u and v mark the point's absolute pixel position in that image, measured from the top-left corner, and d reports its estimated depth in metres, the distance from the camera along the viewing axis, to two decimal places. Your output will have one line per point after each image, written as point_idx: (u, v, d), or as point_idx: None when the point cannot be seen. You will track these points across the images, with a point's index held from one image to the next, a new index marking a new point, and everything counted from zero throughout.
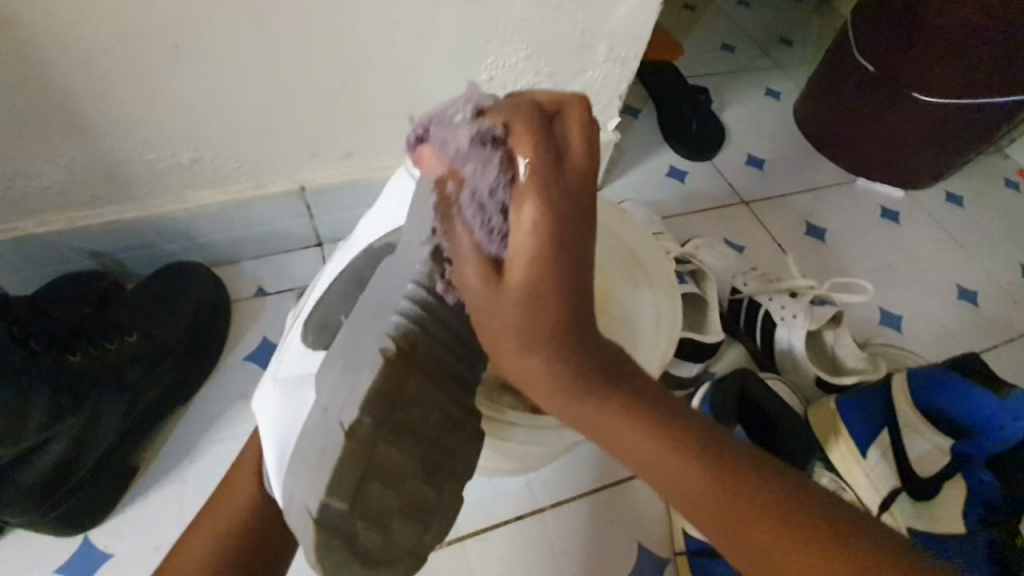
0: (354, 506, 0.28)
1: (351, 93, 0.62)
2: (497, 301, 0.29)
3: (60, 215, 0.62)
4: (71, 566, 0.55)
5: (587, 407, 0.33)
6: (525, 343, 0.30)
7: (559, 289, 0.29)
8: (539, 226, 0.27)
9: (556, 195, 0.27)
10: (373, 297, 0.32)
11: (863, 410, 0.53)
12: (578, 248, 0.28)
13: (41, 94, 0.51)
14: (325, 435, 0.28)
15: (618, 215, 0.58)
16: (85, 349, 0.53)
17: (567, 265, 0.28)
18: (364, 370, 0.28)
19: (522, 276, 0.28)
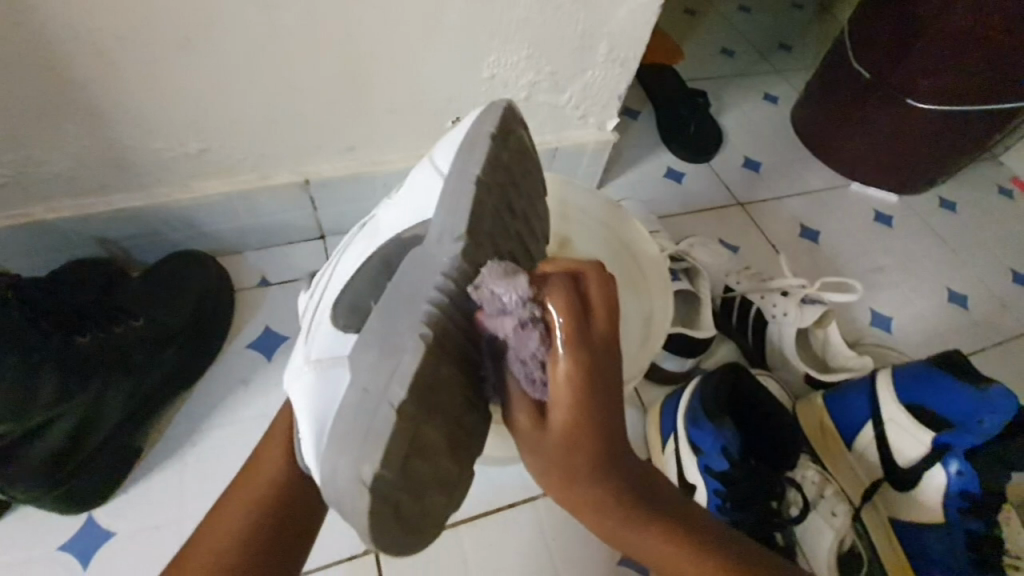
0: (402, 480, 0.28)
1: (356, 88, 0.63)
2: (540, 440, 0.34)
3: (70, 202, 0.63)
4: (75, 543, 0.56)
5: (628, 537, 0.37)
6: (562, 475, 0.34)
7: (600, 433, 0.33)
8: (576, 379, 0.32)
9: (587, 344, 0.32)
10: (403, 284, 0.33)
11: (848, 408, 0.57)
12: (609, 390, 0.33)
13: (55, 82, 0.52)
14: (362, 413, 0.28)
15: (615, 212, 0.59)
16: (94, 331, 0.54)
17: (600, 407, 0.33)
18: (408, 353, 0.28)
19: (561, 423, 0.33)
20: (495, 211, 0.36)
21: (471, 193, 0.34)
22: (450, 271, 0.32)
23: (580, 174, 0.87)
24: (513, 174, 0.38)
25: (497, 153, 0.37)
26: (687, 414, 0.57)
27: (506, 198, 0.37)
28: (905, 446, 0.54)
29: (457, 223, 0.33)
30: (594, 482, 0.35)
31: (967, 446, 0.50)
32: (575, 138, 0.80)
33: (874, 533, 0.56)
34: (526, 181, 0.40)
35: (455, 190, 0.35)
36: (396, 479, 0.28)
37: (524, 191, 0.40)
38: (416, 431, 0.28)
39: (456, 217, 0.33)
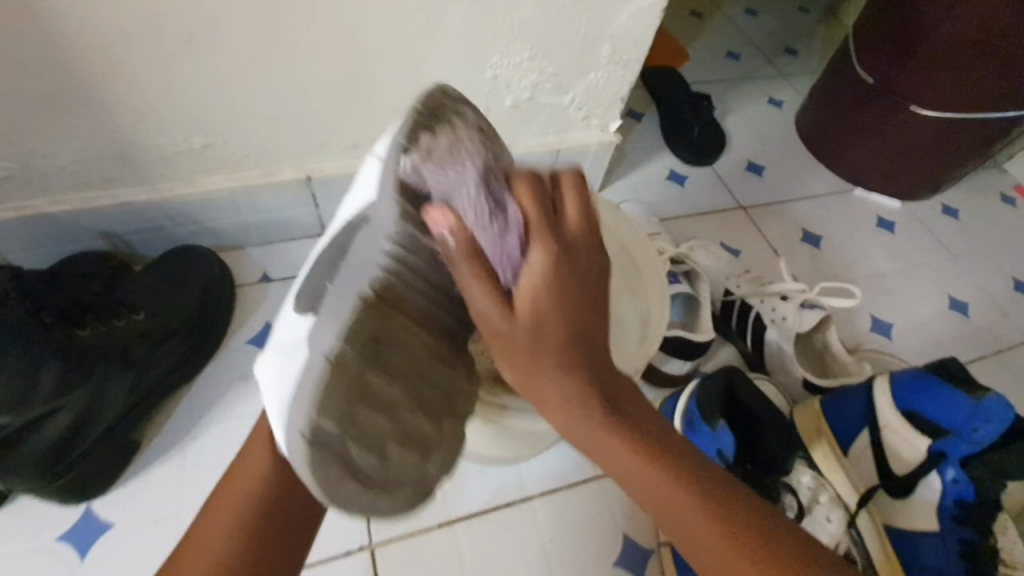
0: (347, 430, 0.30)
1: (358, 86, 0.64)
2: (513, 329, 0.34)
3: (74, 195, 0.64)
4: (74, 533, 0.57)
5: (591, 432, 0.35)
6: (532, 357, 0.35)
7: (562, 309, 0.35)
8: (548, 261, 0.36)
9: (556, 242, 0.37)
10: (350, 257, 0.33)
11: (843, 417, 0.58)
12: (566, 294, 0.36)
13: (60, 76, 0.53)
14: (308, 363, 0.29)
15: (620, 216, 0.61)
16: (95, 325, 0.55)
17: (575, 279, 0.36)
18: (344, 311, 0.30)
19: (542, 282, 0.35)
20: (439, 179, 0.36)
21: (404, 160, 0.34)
22: (394, 236, 0.33)
23: (583, 175, 0.87)
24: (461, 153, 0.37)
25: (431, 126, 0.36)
26: (684, 415, 0.58)
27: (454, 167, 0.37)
28: (904, 454, 0.55)
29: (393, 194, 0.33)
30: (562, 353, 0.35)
31: (963, 454, 0.52)
32: (577, 139, 0.80)
33: (872, 543, 0.54)
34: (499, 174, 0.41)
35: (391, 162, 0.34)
36: (337, 429, 0.29)
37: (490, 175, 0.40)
38: (363, 379, 0.30)
39: (393, 187, 0.34)
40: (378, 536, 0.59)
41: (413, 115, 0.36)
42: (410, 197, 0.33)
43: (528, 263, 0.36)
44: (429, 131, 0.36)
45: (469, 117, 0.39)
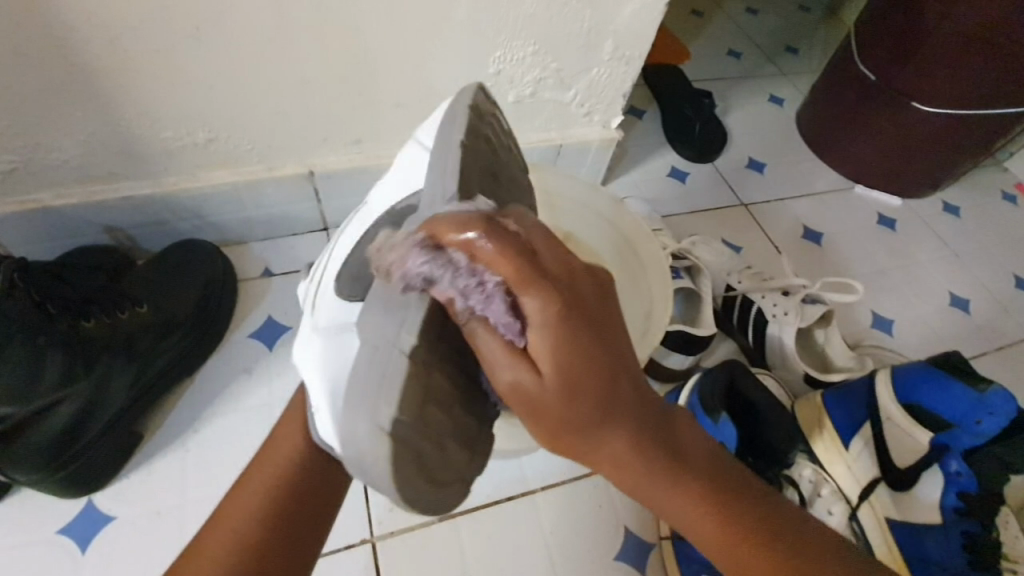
0: (420, 424, 0.29)
1: (361, 82, 0.64)
2: (542, 389, 0.31)
3: (78, 189, 0.64)
4: (77, 526, 0.57)
5: (629, 468, 0.34)
6: (565, 416, 0.32)
7: (585, 358, 0.31)
8: (547, 315, 0.30)
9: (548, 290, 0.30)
10: (399, 250, 0.33)
11: (845, 407, 0.57)
12: (585, 336, 0.31)
13: (66, 69, 0.53)
14: (381, 359, 0.28)
15: (620, 210, 0.61)
16: (99, 316, 0.55)
17: (591, 330, 0.31)
18: (415, 304, 0.30)
19: (559, 349, 0.30)
20: (484, 176, 0.35)
21: (459, 155, 0.33)
22: (446, 227, 0.31)
23: (585, 171, 0.87)
24: (496, 151, 0.38)
25: (480, 125, 0.36)
26: (686, 409, 0.58)
27: (495, 166, 0.37)
28: (906, 446, 0.56)
29: (450, 185, 0.32)
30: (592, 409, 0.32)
31: (965, 446, 0.54)
32: (579, 135, 0.80)
33: (873, 535, 0.53)
34: (520, 180, 0.42)
35: (445, 156, 0.34)
36: (412, 420, 0.28)
37: (515, 179, 0.41)
38: (429, 372, 0.29)
39: (448, 180, 0.33)
40: (380, 530, 0.59)
41: (467, 112, 0.35)
42: (466, 193, 0.33)
43: (533, 327, 0.30)
44: (478, 128, 0.36)
45: (500, 120, 0.40)
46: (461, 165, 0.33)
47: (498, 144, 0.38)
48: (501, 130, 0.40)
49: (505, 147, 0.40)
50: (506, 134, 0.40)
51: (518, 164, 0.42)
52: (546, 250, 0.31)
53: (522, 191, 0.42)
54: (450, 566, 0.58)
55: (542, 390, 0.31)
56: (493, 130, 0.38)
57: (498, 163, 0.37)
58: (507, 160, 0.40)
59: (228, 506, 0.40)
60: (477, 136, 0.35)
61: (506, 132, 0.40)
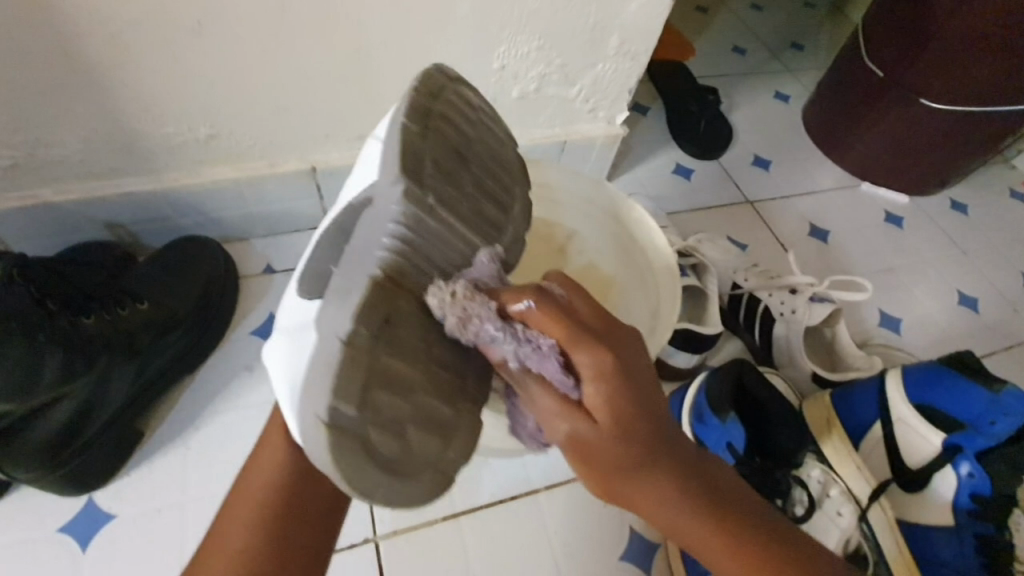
0: (364, 414, 0.29)
1: (363, 77, 0.63)
2: (597, 438, 0.33)
3: (78, 185, 0.63)
4: (77, 524, 0.56)
5: (692, 535, 0.34)
6: (619, 466, 0.33)
7: (637, 413, 0.33)
8: (600, 372, 0.32)
9: (598, 347, 0.33)
10: (357, 239, 0.33)
11: (856, 409, 0.58)
12: (634, 389, 0.33)
13: (66, 64, 0.52)
14: (323, 348, 0.29)
15: (609, 200, 0.60)
16: (99, 314, 0.54)
17: (636, 380, 0.34)
18: (354, 291, 0.30)
19: (608, 399, 0.33)
20: (441, 157, 0.34)
21: (401, 138, 0.33)
22: (398, 218, 0.32)
23: (589, 168, 0.86)
24: (461, 130, 0.36)
25: (430, 105, 0.35)
26: (693, 409, 0.58)
27: (458, 145, 0.35)
28: (918, 447, 0.54)
29: (392, 170, 0.32)
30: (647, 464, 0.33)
31: (978, 448, 0.51)
32: (583, 132, 0.79)
33: (883, 535, 0.53)
34: (505, 155, 0.40)
35: (388, 141, 0.33)
36: (357, 411, 0.28)
37: (495, 155, 0.39)
38: (374, 360, 0.29)
39: (391, 162, 0.32)
40: (381, 529, 0.58)
41: (413, 93, 0.34)
42: (410, 175, 0.32)
43: (585, 379, 0.33)
44: (428, 110, 0.34)
45: (469, 95, 0.38)
46: (401, 148, 0.32)
47: (465, 121, 0.36)
48: (470, 105, 0.38)
49: (479, 123, 0.38)
50: (475, 107, 0.38)
51: (505, 142, 0.40)
52: (585, 310, 0.35)
53: (506, 167, 0.39)
54: (453, 565, 0.58)
55: (594, 444, 0.33)
56: (454, 105, 0.36)
57: (462, 138, 0.36)
58: (479, 135, 0.38)
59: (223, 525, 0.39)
60: (430, 118, 0.34)
61: (476, 105, 0.38)
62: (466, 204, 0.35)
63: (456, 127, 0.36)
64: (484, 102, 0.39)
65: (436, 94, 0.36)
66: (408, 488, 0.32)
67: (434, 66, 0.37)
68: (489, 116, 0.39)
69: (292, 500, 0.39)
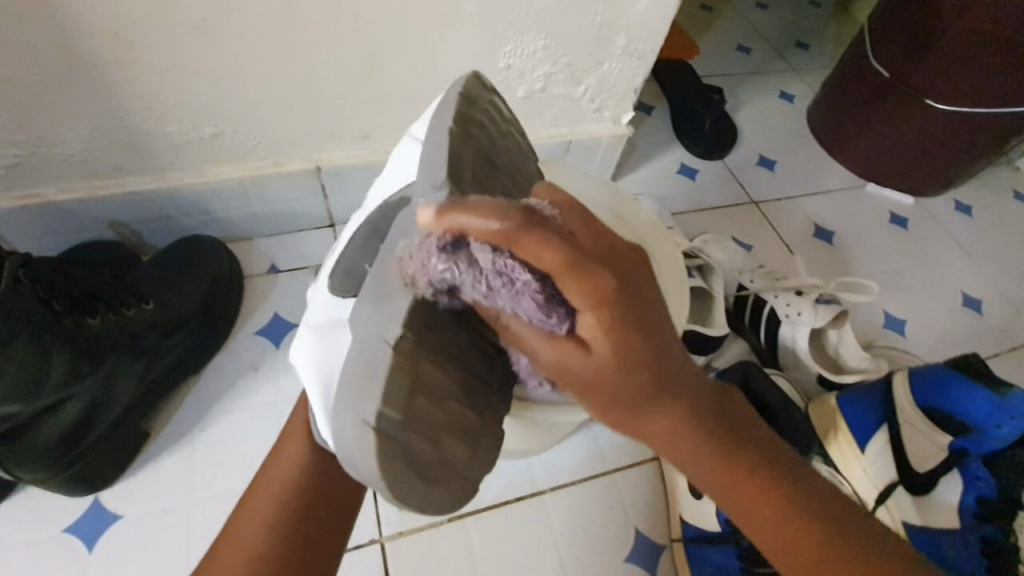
0: (409, 419, 0.28)
1: (368, 75, 0.63)
2: (588, 365, 0.33)
3: (82, 184, 0.63)
4: (84, 524, 0.56)
5: (670, 445, 0.37)
6: (611, 386, 0.34)
7: (631, 340, 0.33)
8: (597, 301, 0.31)
9: (596, 277, 0.30)
10: (391, 242, 0.33)
11: (862, 409, 0.57)
12: (631, 317, 0.33)
13: (70, 63, 0.52)
14: (366, 352, 0.29)
15: (629, 203, 0.61)
16: (104, 313, 0.54)
17: (632, 313, 0.33)
18: (398, 296, 0.30)
19: (603, 332, 0.32)
20: (479, 164, 0.35)
21: (447, 141, 0.32)
22: None
23: (594, 168, 0.86)
24: (494, 138, 0.37)
25: (472, 111, 0.35)
26: None
27: (492, 153, 0.36)
28: (924, 449, 0.54)
29: (436, 175, 0.31)
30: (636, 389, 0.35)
31: (985, 450, 0.52)
32: (589, 131, 0.79)
33: None
34: (527, 168, 0.41)
35: (433, 144, 0.32)
36: (400, 415, 0.28)
37: (520, 167, 0.40)
38: (417, 368, 0.29)
39: (435, 166, 0.32)
40: (388, 530, 0.58)
41: (459, 98, 0.34)
42: (455, 181, 0.31)
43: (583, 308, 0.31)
44: (469, 115, 0.34)
45: (500, 106, 0.39)
46: (449, 153, 0.32)
47: (498, 130, 0.37)
48: (502, 116, 0.38)
49: (508, 134, 0.39)
50: (506, 119, 0.39)
51: (525, 152, 0.41)
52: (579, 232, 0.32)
53: (529, 177, 0.40)
54: (460, 566, 0.58)
55: (582, 368, 0.34)
56: (490, 114, 0.37)
57: (496, 148, 0.37)
58: (509, 146, 0.39)
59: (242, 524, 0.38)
60: (470, 122, 0.34)
61: (506, 117, 0.39)
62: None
63: (489, 136, 0.36)
64: (511, 113, 0.40)
65: (476, 101, 0.36)
66: (434, 494, 0.31)
67: (473, 74, 0.37)
68: (516, 130, 0.40)
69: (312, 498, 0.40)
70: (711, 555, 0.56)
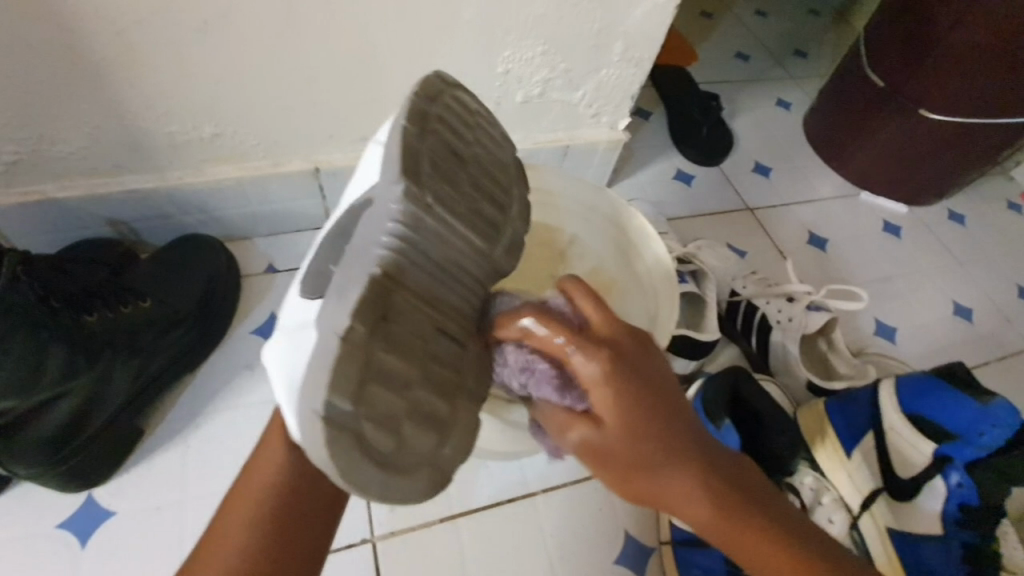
0: (361, 409, 0.29)
1: (369, 79, 0.63)
2: (607, 445, 0.34)
3: (82, 181, 0.64)
4: (77, 519, 0.57)
5: (711, 528, 0.35)
6: (633, 465, 0.34)
7: (642, 407, 0.33)
8: (598, 371, 0.33)
9: (594, 347, 0.34)
10: (357, 239, 0.33)
11: (849, 417, 0.58)
12: (642, 378, 0.34)
13: (73, 63, 0.53)
14: (320, 345, 0.29)
15: (608, 200, 0.60)
16: (102, 309, 0.55)
17: (645, 386, 0.34)
18: (354, 286, 0.30)
19: (615, 406, 0.33)
20: (439, 157, 0.35)
21: (401, 140, 0.33)
22: (398, 216, 0.32)
23: (591, 172, 0.87)
24: (458, 132, 0.37)
25: (427, 109, 0.35)
26: None
27: (455, 147, 0.36)
28: (907, 455, 0.55)
29: (393, 169, 0.32)
30: (661, 465, 0.34)
31: (967, 458, 0.52)
32: (586, 136, 0.80)
33: (873, 542, 0.55)
34: (507, 161, 0.40)
35: (390, 141, 0.33)
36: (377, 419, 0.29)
37: (496, 161, 0.39)
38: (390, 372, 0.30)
39: (393, 163, 0.33)
40: (380, 530, 0.59)
41: (413, 97, 0.35)
42: (411, 174, 0.33)
43: (588, 381, 0.34)
44: (427, 112, 0.35)
45: (468, 101, 0.39)
46: (402, 148, 0.33)
47: (461, 125, 0.37)
48: (468, 110, 0.38)
49: (475, 127, 0.38)
50: (475, 112, 0.38)
51: (502, 144, 0.40)
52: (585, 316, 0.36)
53: (506, 168, 0.40)
54: (449, 566, 0.58)
55: (598, 447, 0.35)
56: (452, 109, 0.37)
57: (459, 141, 0.36)
58: (478, 141, 0.38)
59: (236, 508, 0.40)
60: (428, 120, 0.35)
61: (477, 112, 0.39)
62: (462, 203, 0.35)
63: (455, 132, 0.37)
64: (485, 108, 0.40)
65: (434, 99, 0.36)
66: (400, 485, 0.32)
67: (435, 74, 0.37)
68: (490, 122, 0.40)
69: (298, 494, 0.40)
70: (697, 559, 0.57)
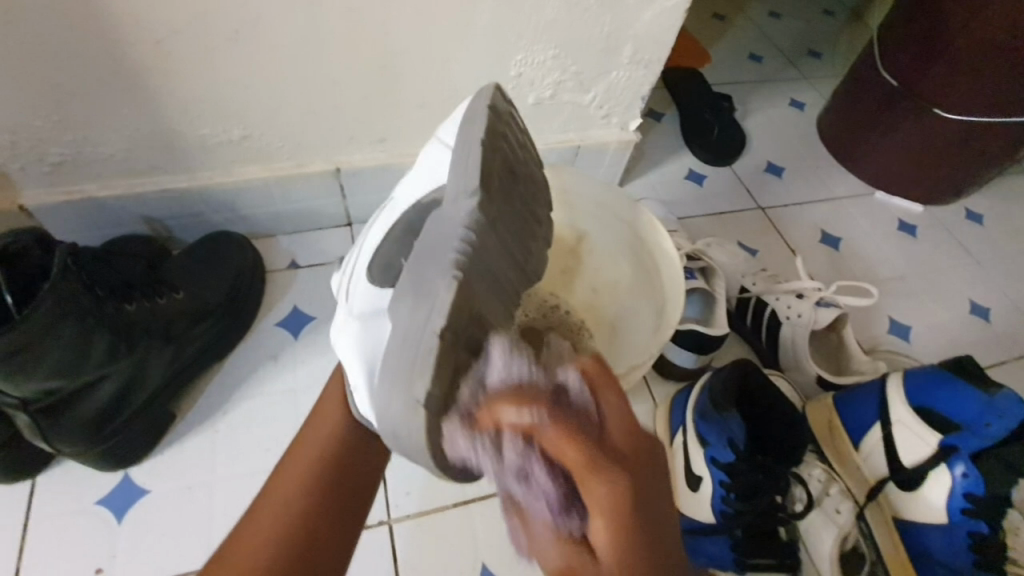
0: None
1: (388, 83, 0.66)
2: (593, 563, 0.30)
3: (121, 181, 0.68)
4: (114, 499, 0.60)
5: None
6: None
7: (646, 533, 0.30)
8: (615, 499, 0.28)
9: (615, 473, 0.29)
10: (428, 239, 0.33)
11: (856, 412, 0.60)
12: (651, 496, 0.30)
13: (114, 70, 0.57)
14: None
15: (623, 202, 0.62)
16: (141, 300, 0.59)
17: (650, 513, 0.30)
18: (439, 289, 0.29)
19: (619, 537, 0.29)
20: (503, 169, 0.35)
21: (478, 152, 0.33)
22: (469, 224, 0.32)
23: (603, 172, 0.88)
24: (515, 150, 0.37)
25: (498, 125, 0.35)
26: (696, 407, 0.60)
27: (513, 162, 0.36)
28: (913, 448, 0.56)
29: (469, 180, 0.32)
30: None
31: (973, 448, 0.53)
32: (598, 137, 0.82)
33: (879, 533, 0.58)
34: (542, 181, 0.40)
35: (465, 153, 0.34)
36: None
37: (538, 183, 0.39)
38: None
39: (469, 173, 0.33)
40: (396, 513, 0.61)
41: (485, 114, 0.35)
42: (484, 186, 0.33)
43: (596, 510, 0.29)
44: (497, 126, 0.35)
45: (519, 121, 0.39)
46: (480, 159, 0.33)
47: (518, 143, 0.37)
48: (521, 130, 0.39)
49: (526, 147, 0.39)
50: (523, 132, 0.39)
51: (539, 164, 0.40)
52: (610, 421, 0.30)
53: (543, 189, 0.40)
54: (463, 550, 0.60)
55: (582, 569, 0.30)
56: (513, 127, 0.37)
57: (515, 158, 0.36)
58: (527, 161, 0.38)
59: (298, 446, 0.47)
60: (496, 135, 0.35)
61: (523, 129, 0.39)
62: (516, 217, 0.35)
63: (512, 149, 0.37)
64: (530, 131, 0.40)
65: (499, 115, 0.36)
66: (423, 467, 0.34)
67: (496, 89, 0.37)
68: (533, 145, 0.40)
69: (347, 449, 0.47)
70: (705, 547, 0.59)
